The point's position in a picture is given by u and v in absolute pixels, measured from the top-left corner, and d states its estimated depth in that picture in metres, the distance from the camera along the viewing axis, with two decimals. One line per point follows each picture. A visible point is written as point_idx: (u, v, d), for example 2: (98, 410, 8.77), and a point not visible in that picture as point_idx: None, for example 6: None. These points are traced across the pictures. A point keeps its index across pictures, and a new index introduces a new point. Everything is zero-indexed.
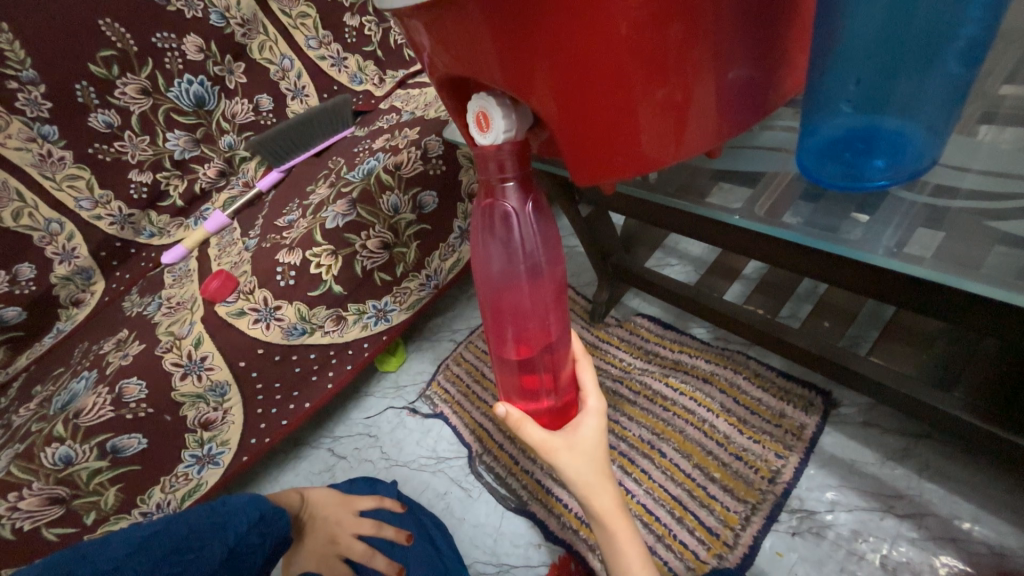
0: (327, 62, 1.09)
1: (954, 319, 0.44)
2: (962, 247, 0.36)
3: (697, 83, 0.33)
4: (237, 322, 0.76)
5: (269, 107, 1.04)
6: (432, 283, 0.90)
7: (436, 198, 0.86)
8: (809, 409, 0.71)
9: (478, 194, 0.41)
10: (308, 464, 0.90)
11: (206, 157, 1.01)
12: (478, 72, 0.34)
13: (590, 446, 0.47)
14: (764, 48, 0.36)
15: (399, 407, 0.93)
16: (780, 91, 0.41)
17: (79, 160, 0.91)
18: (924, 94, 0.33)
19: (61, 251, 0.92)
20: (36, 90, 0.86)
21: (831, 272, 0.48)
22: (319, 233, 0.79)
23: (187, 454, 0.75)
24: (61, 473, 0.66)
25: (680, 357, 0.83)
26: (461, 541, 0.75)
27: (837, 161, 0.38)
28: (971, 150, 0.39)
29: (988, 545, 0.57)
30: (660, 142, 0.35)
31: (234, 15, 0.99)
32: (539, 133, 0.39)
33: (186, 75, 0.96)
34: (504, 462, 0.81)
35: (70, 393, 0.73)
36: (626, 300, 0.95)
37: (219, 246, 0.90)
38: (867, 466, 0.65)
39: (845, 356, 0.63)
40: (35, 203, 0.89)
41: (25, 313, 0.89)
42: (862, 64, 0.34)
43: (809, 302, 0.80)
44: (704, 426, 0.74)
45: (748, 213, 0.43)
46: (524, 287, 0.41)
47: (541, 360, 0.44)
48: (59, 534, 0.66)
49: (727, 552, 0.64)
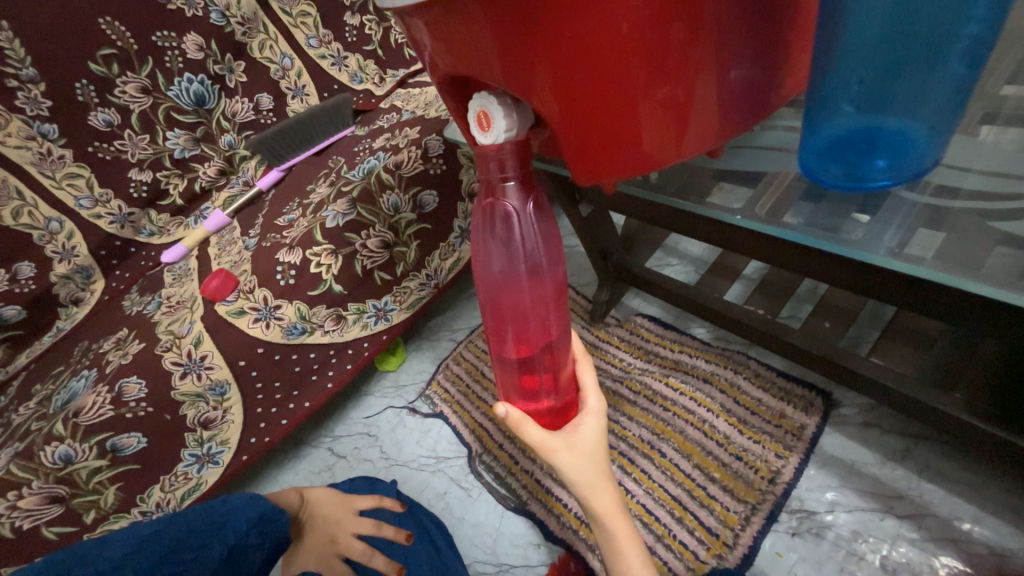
0: (327, 61, 1.08)
1: (955, 320, 0.44)
2: (963, 247, 0.36)
3: (698, 82, 0.33)
4: (237, 322, 0.76)
5: (269, 106, 1.04)
6: (432, 282, 0.90)
7: (436, 198, 0.86)
8: (809, 409, 0.71)
9: (479, 194, 0.41)
10: (308, 463, 0.90)
11: (206, 156, 1.01)
12: (479, 71, 0.34)
13: (590, 446, 0.47)
14: (765, 48, 0.36)
15: (399, 407, 0.93)
16: (781, 92, 0.41)
17: (78, 159, 0.91)
18: (926, 95, 0.33)
19: (61, 250, 0.92)
20: (36, 89, 0.85)
21: (832, 273, 0.48)
22: (319, 233, 0.78)
23: (187, 453, 0.75)
24: (61, 472, 0.66)
25: (681, 357, 0.83)
26: (461, 541, 0.75)
27: (839, 161, 0.38)
28: (973, 150, 0.39)
29: (988, 546, 0.57)
30: (661, 142, 0.35)
31: (234, 13, 0.98)
32: (540, 133, 0.39)
33: (186, 73, 0.96)
34: (504, 462, 0.81)
35: (70, 392, 0.73)
36: (626, 299, 0.95)
37: (219, 245, 0.90)
38: (867, 466, 0.65)
39: (845, 356, 0.63)
40: (35, 202, 0.89)
41: (25, 312, 0.89)
42: (865, 64, 0.34)
43: (810, 303, 0.80)
44: (704, 426, 0.74)
45: (750, 213, 0.43)
46: (524, 287, 0.41)
47: (541, 360, 0.44)
48: (58, 533, 0.66)
49: (727, 553, 0.64)
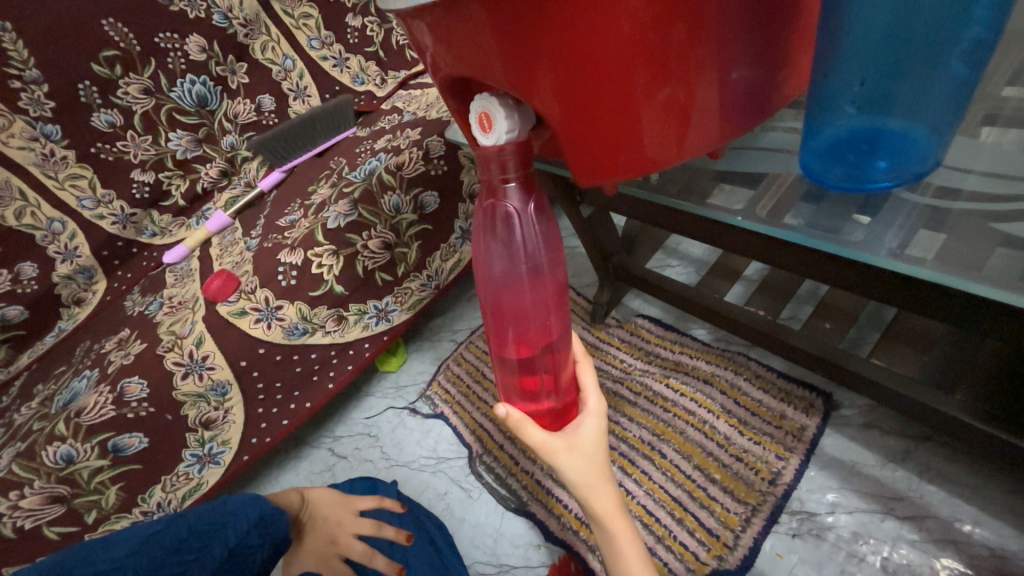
0: (329, 63, 1.09)
1: (955, 321, 0.44)
2: (963, 248, 0.36)
3: (699, 84, 0.34)
4: (238, 322, 0.76)
5: (271, 107, 1.05)
6: (433, 283, 0.90)
7: (437, 198, 0.87)
8: (809, 410, 0.71)
9: (479, 195, 0.41)
10: (308, 463, 0.90)
11: (208, 157, 1.01)
12: (481, 72, 0.34)
13: (590, 446, 0.47)
14: (766, 50, 0.36)
15: (399, 407, 0.93)
16: (782, 93, 0.41)
17: (81, 160, 0.91)
18: (928, 95, 0.33)
19: (63, 250, 0.92)
20: (39, 90, 0.86)
21: (832, 274, 0.48)
22: (320, 233, 0.79)
23: (188, 453, 0.75)
24: (62, 472, 0.66)
25: (681, 358, 0.83)
26: (461, 541, 0.75)
27: (841, 162, 0.38)
28: (973, 151, 0.39)
29: (988, 547, 0.57)
30: (662, 143, 0.35)
31: (237, 15, 0.99)
32: (541, 133, 0.39)
33: (188, 75, 0.96)
34: (505, 463, 0.81)
35: (71, 392, 0.73)
36: (626, 300, 0.95)
37: (220, 246, 0.91)
38: (867, 468, 0.65)
39: (846, 358, 0.63)
40: (37, 202, 0.89)
41: (27, 312, 0.90)
42: (866, 65, 0.34)
43: (810, 304, 0.80)
44: (704, 427, 0.74)
45: (750, 214, 0.43)
46: (525, 287, 0.41)
47: (542, 360, 0.44)
48: (59, 534, 0.67)
49: (727, 554, 0.64)
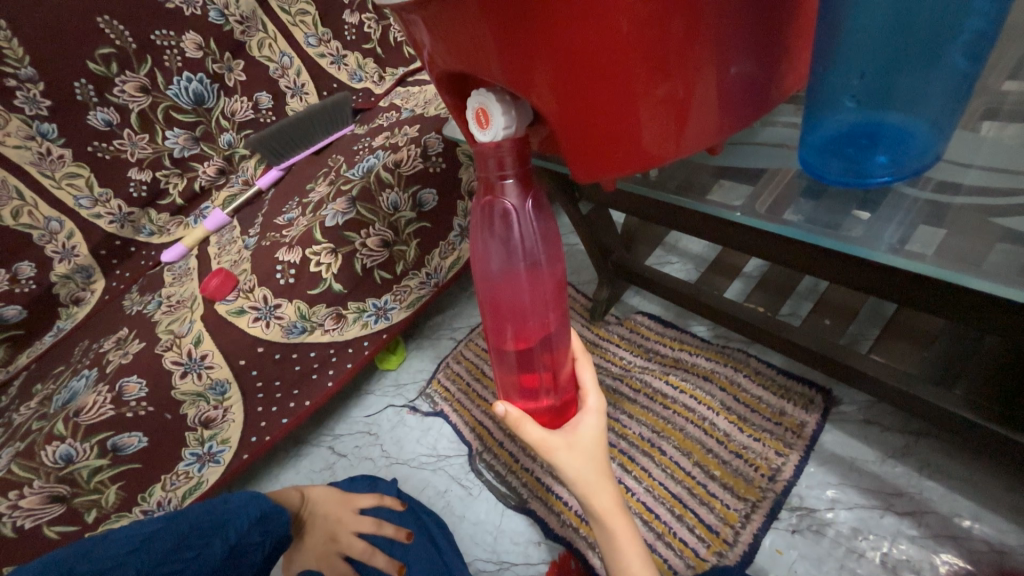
0: (327, 60, 1.08)
1: (954, 316, 0.44)
2: (965, 243, 0.36)
3: (698, 79, 0.33)
4: (237, 321, 0.76)
5: (268, 105, 1.04)
6: (432, 280, 0.90)
7: (436, 196, 0.87)
8: (809, 407, 0.71)
9: (478, 191, 0.40)
10: (309, 462, 0.90)
11: (206, 155, 1.01)
12: (479, 68, 0.33)
13: (589, 444, 0.47)
14: (765, 44, 0.36)
15: (399, 405, 0.93)
16: (781, 87, 0.40)
17: (78, 158, 0.91)
18: (927, 89, 0.33)
19: (61, 250, 0.92)
20: (35, 89, 0.85)
21: (832, 270, 0.48)
22: (319, 231, 0.78)
23: (188, 452, 0.75)
24: (62, 472, 0.66)
25: (680, 355, 0.83)
26: (462, 539, 0.75)
27: (839, 156, 0.37)
28: (974, 146, 0.38)
29: (988, 543, 0.57)
30: (662, 137, 0.35)
31: (233, 12, 0.98)
32: (539, 129, 0.39)
33: (185, 72, 0.95)
34: (505, 460, 0.81)
35: (70, 392, 0.73)
36: (626, 298, 0.95)
37: (219, 244, 0.90)
38: (867, 464, 0.65)
39: (846, 354, 0.63)
40: (35, 201, 0.89)
41: (26, 312, 0.89)
42: (867, 57, 0.33)
43: (809, 300, 0.80)
44: (704, 424, 0.74)
45: (749, 209, 0.42)
46: (523, 284, 0.40)
47: (541, 357, 0.44)
48: (60, 532, 0.67)
49: (727, 550, 0.64)
